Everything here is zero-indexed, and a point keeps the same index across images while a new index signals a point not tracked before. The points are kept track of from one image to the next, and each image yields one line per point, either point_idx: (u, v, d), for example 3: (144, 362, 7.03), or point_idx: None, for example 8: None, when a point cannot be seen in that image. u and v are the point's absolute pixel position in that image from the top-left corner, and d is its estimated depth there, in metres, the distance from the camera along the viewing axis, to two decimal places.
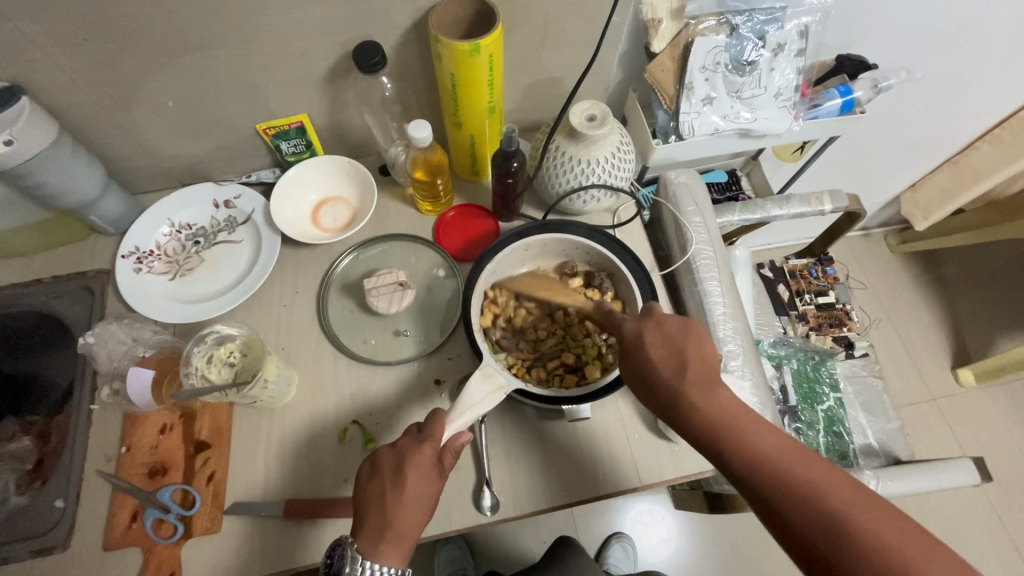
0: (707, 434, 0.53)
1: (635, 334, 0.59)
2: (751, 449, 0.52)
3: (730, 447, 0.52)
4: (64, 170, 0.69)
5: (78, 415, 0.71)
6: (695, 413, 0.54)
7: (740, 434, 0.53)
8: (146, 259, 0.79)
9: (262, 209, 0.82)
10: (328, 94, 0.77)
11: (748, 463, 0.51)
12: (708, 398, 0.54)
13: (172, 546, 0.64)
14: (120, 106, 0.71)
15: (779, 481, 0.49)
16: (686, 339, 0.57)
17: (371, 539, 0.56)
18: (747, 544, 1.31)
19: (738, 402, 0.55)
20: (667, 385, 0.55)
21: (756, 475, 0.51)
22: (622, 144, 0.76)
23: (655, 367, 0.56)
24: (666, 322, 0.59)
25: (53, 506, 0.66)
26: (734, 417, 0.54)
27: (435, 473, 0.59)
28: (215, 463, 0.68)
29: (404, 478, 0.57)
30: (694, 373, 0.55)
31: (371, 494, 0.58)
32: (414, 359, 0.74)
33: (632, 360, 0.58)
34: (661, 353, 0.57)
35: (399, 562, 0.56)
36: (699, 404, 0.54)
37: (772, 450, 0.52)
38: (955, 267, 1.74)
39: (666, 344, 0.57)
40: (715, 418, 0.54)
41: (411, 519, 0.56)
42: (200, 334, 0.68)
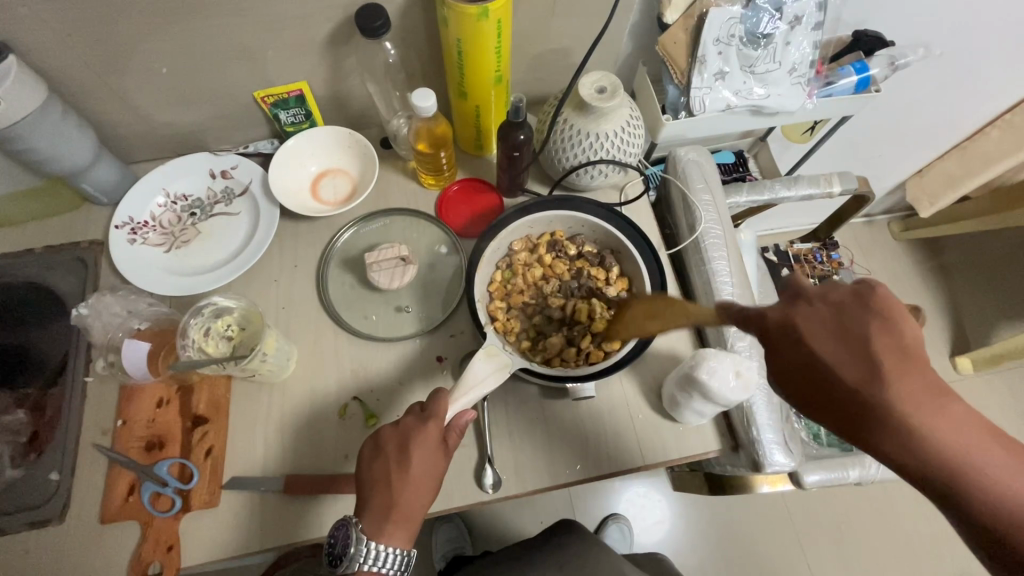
0: (932, 459, 0.41)
1: (782, 328, 0.45)
2: (985, 476, 0.41)
3: (962, 471, 0.41)
4: (55, 135, 0.66)
5: (73, 388, 0.70)
6: (921, 432, 0.42)
7: (976, 453, 0.42)
8: (140, 230, 0.77)
9: (260, 180, 0.80)
10: (328, 61, 0.74)
11: (984, 491, 0.41)
12: (929, 412, 0.42)
13: (170, 520, 0.63)
14: (112, 69, 0.69)
15: (1010, 505, 0.41)
16: (893, 337, 0.43)
17: (375, 520, 0.56)
18: (743, 527, 1.32)
19: (965, 413, 0.42)
20: (858, 396, 0.42)
21: (982, 499, 0.41)
22: (633, 118, 0.74)
23: (840, 375, 0.43)
24: (831, 307, 0.45)
25: (48, 478, 0.65)
26: (953, 434, 0.42)
27: (441, 454, 0.58)
28: (213, 438, 0.67)
29: (409, 459, 0.56)
30: (905, 382, 0.42)
31: (375, 476, 0.57)
32: (416, 335, 0.73)
33: (787, 363, 0.45)
34: (845, 353, 0.43)
35: (404, 542, 0.56)
36: (921, 418, 0.42)
37: (1007, 474, 0.41)
38: (957, 255, 1.74)
39: (841, 338, 0.43)
40: (940, 441, 0.41)
41: (416, 501, 0.56)
42: (197, 306, 0.67)
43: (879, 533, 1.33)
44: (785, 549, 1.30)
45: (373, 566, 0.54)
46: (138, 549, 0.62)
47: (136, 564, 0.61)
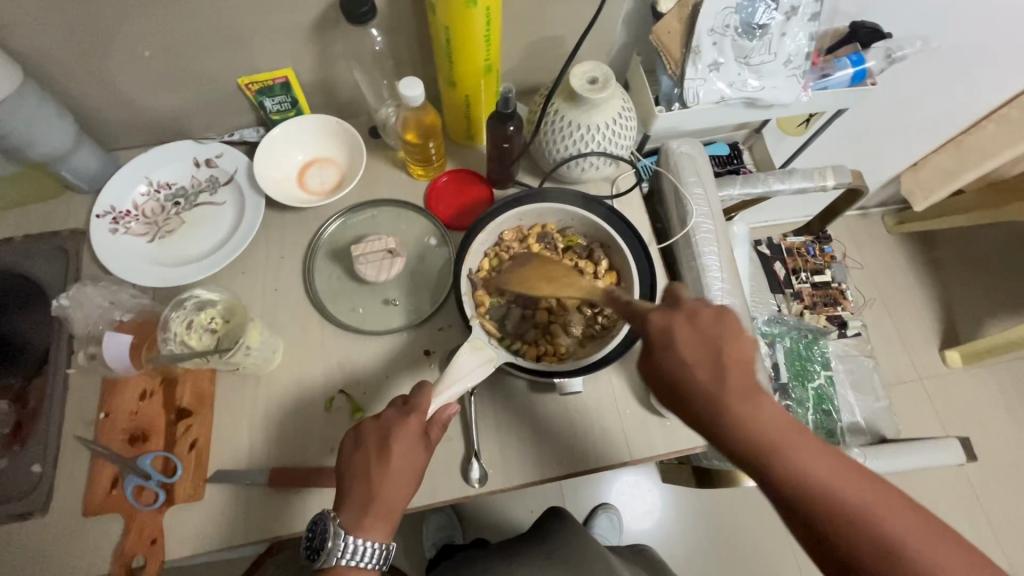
0: (764, 455, 0.46)
1: (662, 332, 0.48)
2: (806, 473, 0.45)
3: (779, 466, 0.46)
4: (31, 121, 0.65)
5: (55, 379, 0.69)
6: (747, 431, 0.46)
7: (796, 454, 0.46)
8: (123, 219, 0.76)
9: (245, 169, 0.78)
10: (314, 47, 0.72)
11: (799, 485, 0.45)
12: (754, 410, 0.46)
13: (154, 513, 0.62)
14: (90, 53, 0.67)
15: (822, 497, 0.45)
16: (731, 343, 0.46)
17: (355, 514, 0.55)
18: (731, 517, 1.33)
19: (783, 414, 0.47)
20: (706, 397, 0.46)
21: (800, 491, 0.45)
22: (624, 110, 0.72)
23: (699, 376, 0.46)
24: (695, 317, 0.48)
25: (30, 471, 0.65)
26: (779, 434, 0.46)
27: (422, 448, 0.58)
28: (196, 431, 0.66)
29: (389, 453, 0.56)
30: (738, 382, 0.46)
31: (355, 470, 0.56)
32: (403, 329, 0.72)
33: (661, 365, 0.48)
34: (698, 354, 0.47)
35: (384, 536, 0.56)
36: (751, 420, 0.46)
37: (826, 470, 0.45)
38: (949, 249, 1.74)
39: (701, 345, 0.47)
40: (766, 439, 0.46)
41: (396, 495, 0.56)
42: (177, 300, 0.66)
43: None
44: (771, 539, 1.32)
45: (351, 561, 0.53)
46: (121, 541, 0.62)
47: (119, 556, 0.61)
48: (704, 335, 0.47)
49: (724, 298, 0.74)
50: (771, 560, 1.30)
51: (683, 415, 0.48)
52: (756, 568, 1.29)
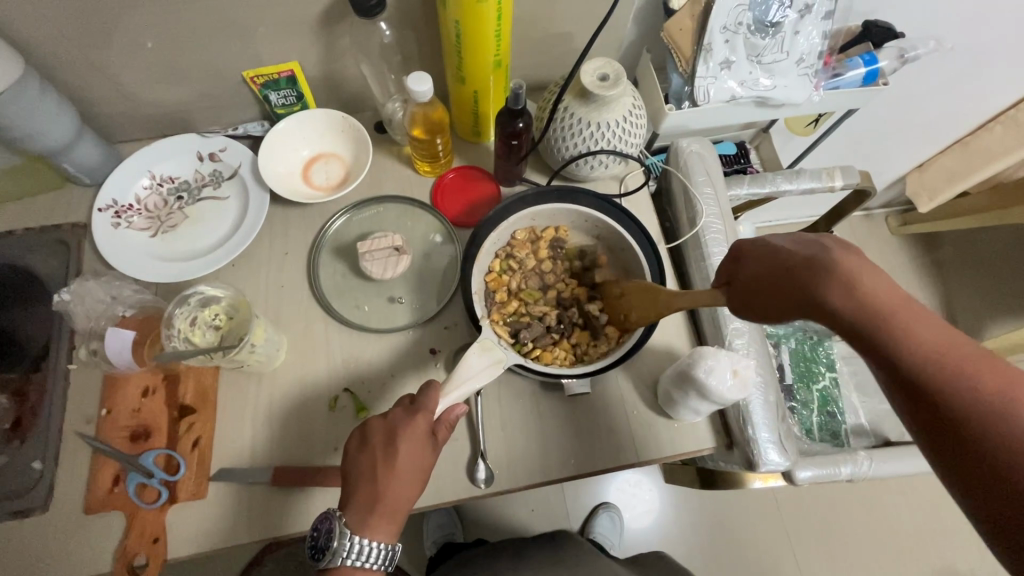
0: (861, 321, 0.46)
1: (759, 245, 0.53)
2: (913, 346, 0.44)
3: (883, 335, 0.45)
4: (34, 113, 0.64)
5: (56, 375, 0.68)
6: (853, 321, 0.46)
7: (906, 320, 0.45)
8: (125, 213, 0.75)
9: (250, 163, 0.77)
10: (321, 40, 0.71)
11: (910, 354, 0.44)
12: (871, 302, 0.46)
13: (156, 511, 0.62)
14: (93, 43, 0.66)
15: (963, 393, 0.41)
16: (838, 245, 0.50)
17: (360, 514, 0.55)
18: (732, 517, 1.33)
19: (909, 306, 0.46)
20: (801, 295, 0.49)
21: (911, 360, 0.44)
22: (635, 107, 0.71)
23: (795, 267, 0.49)
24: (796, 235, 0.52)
25: (30, 468, 0.64)
26: (890, 297, 0.46)
27: (428, 448, 0.57)
28: (199, 429, 0.65)
29: (395, 453, 0.55)
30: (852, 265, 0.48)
31: (360, 469, 0.56)
32: (408, 327, 0.71)
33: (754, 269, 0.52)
34: (805, 252, 0.50)
35: (389, 537, 0.55)
36: (855, 292, 0.46)
37: (936, 344, 0.43)
38: (953, 251, 1.73)
39: (803, 246, 0.51)
40: (877, 300, 0.46)
41: (402, 495, 0.55)
42: (182, 296, 0.64)
43: (864, 524, 1.35)
44: (771, 539, 1.32)
45: (357, 561, 0.52)
46: (123, 539, 0.61)
47: (121, 554, 0.60)
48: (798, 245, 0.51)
49: None
50: (772, 560, 1.30)
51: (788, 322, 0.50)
52: (756, 568, 1.29)
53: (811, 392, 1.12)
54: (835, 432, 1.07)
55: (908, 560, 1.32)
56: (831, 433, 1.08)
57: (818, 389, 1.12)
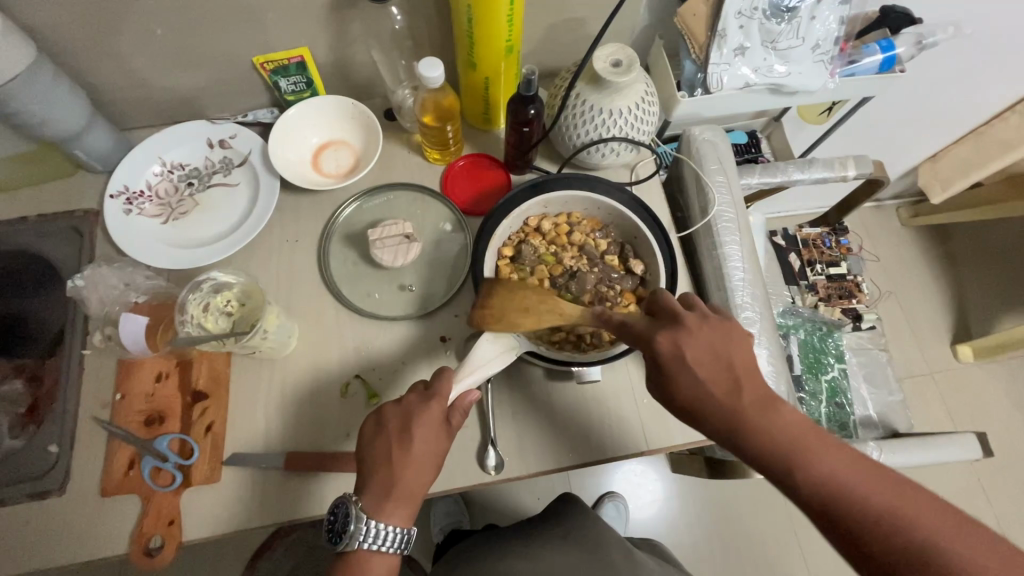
0: (785, 465, 0.47)
1: (671, 352, 0.50)
2: (825, 478, 0.46)
3: (805, 470, 0.46)
4: (46, 99, 0.64)
5: (70, 360, 0.68)
6: (753, 435, 0.48)
7: (818, 453, 0.47)
8: (136, 200, 0.75)
9: (260, 150, 0.77)
10: (331, 26, 0.71)
11: (823, 489, 0.45)
12: (771, 421, 0.48)
13: (170, 494, 0.62)
14: (103, 29, 0.65)
15: (855, 509, 0.44)
16: (738, 352, 0.51)
17: (377, 499, 0.55)
18: (738, 507, 1.33)
19: (803, 418, 0.48)
20: (727, 410, 0.49)
21: (835, 506, 0.45)
22: (648, 95, 0.71)
23: (699, 385, 0.50)
24: (702, 330, 0.51)
25: (47, 451, 0.65)
26: (800, 432, 0.47)
27: (443, 435, 0.57)
28: (212, 414, 0.66)
29: (411, 439, 0.56)
30: (750, 393, 0.49)
31: (376, 454, 0.56)
32: (419, 315, 0.72)
33: (671, 379, 0.50)
34: (710, 370, 0.50)
35: (405, 521, 0.56)
36: (765, 424, 0.48)
37: (846, 469, 0.45)
38: (964, 242, 1.72)
39: (710, 357, 0.50)
40: (787, 435, 0.47)
41: (417, 480, 0.56)
42: (196, 281, 0.64)
43: None
44: (776, 529, 1.32)
45: (374, 545, 0.53)
46: (138, 521, 0.62)
47: (136, 537, 0.61)
48: (711, 348, 0.51)
49: (744, 289, 0.73)
50: (778, 550, 1.31)
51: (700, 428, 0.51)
52: (761, 559, 1.30)
53: (820, 383, 1.11)
54: (844, 423, 1.07)
55: None
56: (839, 424, 1.08)
57: (828, 379, 1.11)
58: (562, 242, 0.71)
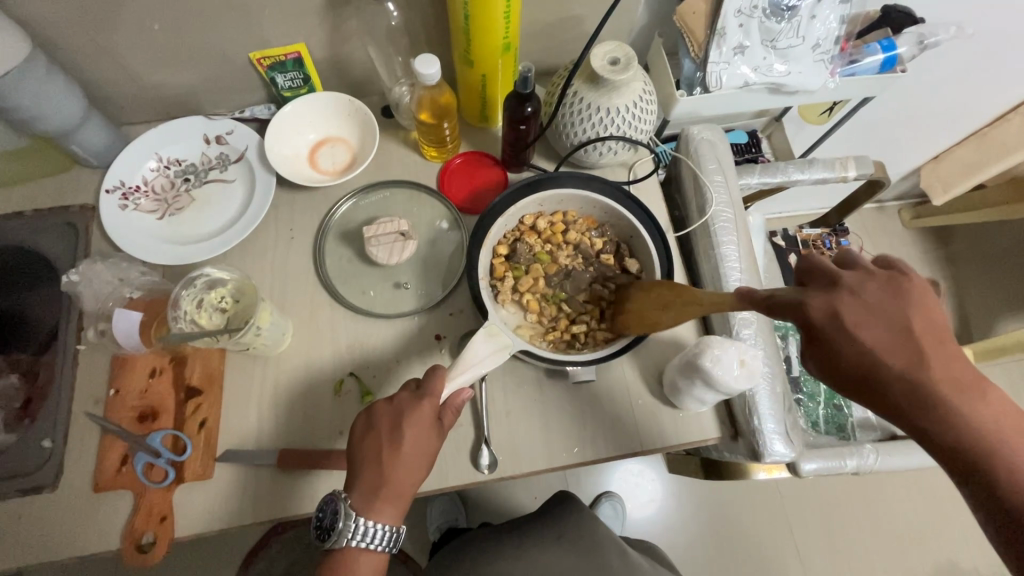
0: (974, 454, 0.41)
1: (828, 318, 0.46)
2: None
3: (1000, 463, 0.40)
4: (41, 94, 0.63)
5: (65, 355, 0.68)
6: (944, 415, 0.42)
7: (1022, 446, 0.41)
8: (132, 195, 0.75)
9: (256, 147, 0.77)
10: (327, 23, 0.70)
11: (1021, 492, 0.39)
12: (966, 402, 0.42)
13: (163, 490, 0.62)
14: (98, 24, 0.65)
15: None
16: (924, 322, 0.45)
17: (366, 497, 0.55)
18: (735, 507, 1.33)
19: (1004, 404, 0.42)
20: (906, 382, 0.43)
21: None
22: (646, 93, 0.70)
23: (876, 357, 0.44)
24: (870, 298, 0.46)
25: (40, 446, 0.65)
26: (999, 422, 0.41)
27: (433, 433, 0.57)
28: (206, 411, 0.66)
29: (401, 438, 0.56)
30: (942, 365, 0.43)
31: (366, 452, 0.56)
32: (414, 313, 0.71)
33: (839, 349, 0.45)
34: (887, 336, 0.44)
35: (393, 519, 0.55)
36: (959, 404, 0.42)
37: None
38: (965, 244, 1.71)
39: (885, 327, 0.45)
40: (977, 421, 0.41)
41: (407, 478, 0.56)
42: (189, 277, 0.65)
43: (869, 518, 1.34)
44: (773, 530, 1.32)
45: (361, 542, 0.53)
46: (131, 516, 0.62)
47: (129, 532, 0.61)
48: (881, 316, 0.45)
49: None
50: (774, 551, 1.31)
51: (864, 400, 0.46)
52: (756, 560, 1.30)
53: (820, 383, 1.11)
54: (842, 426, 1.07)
55: (913, 556, 1.31)
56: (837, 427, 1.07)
57: None
58: (558, 241, 0.71)
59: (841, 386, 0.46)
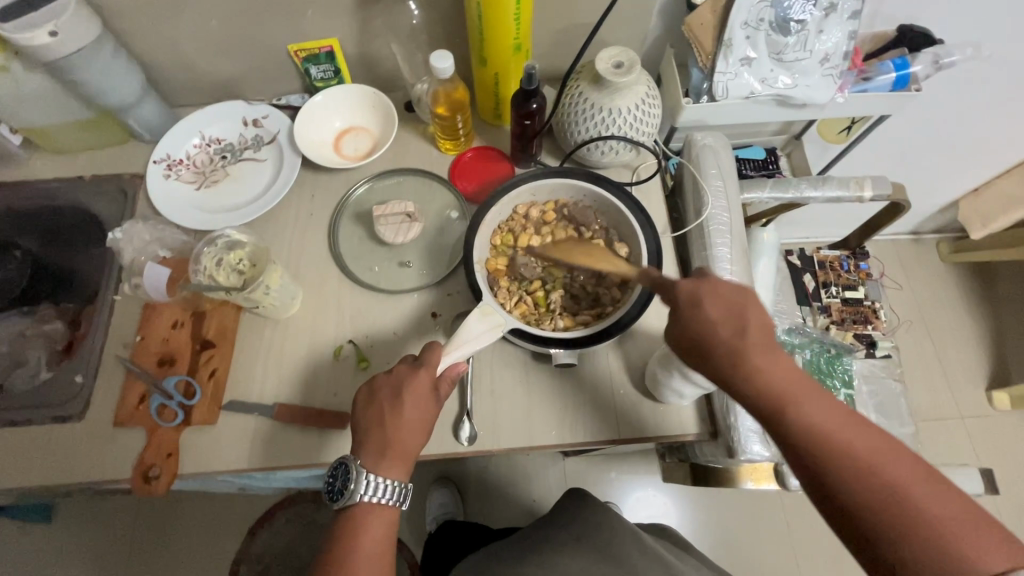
0: (768, 405, 0.49)
1: (685, 291, 0.50)
2: (808, 423, 0.48)
3: (787, 415, 0.48)
4: (106, 71, 0.72)
5: (103, 303, 0.76)
6: (755, 377, 0.49)
7: (805, 401, 0.48)
8: (175, 167, 0.83)
9: (288, 131, 0.84)
10: (358, 20, 0.77)
11: (808, 437, 0.47)
12: (765, 363, 0.49)
13: (172, 430, 0.68)
14: (159, 14, 0.74)
15: (838, 455, 0.46)
16: (754, 307, 0.51)
17: (374, 457, 0.59)
18: (736, 531, 1.30)
19: (795, 370, 0.50)
20: (726, 347, 0.49)
21: (809, 443, 0.47)
22: (649, 97, 0.74)
23: (711, 326, 0.50)
24: (716, 279, 0.51)
25: (73, 381, 0.72)
26: (792, 386, 0.49)
27: (431, 401, 0.61)
28: (217, 362, 0.72)
29: (402, 403, 0.60)
30: (755, 336, 0.49)
31: (370, 417, 0.60)
32: (415, 291, 0.76)
33: (679, 319, 0.51)
34: (721, 310, 0.50)
35: (401, 476, 0.59)
36: (765, 365, 0.49)
37: (829, 418, 0.48)
38: (1008, 284, 1.63)
39: (724, 302, 0.50)
40: (777, 383, 0.49)
41: (410, 438, 0.59)
42: (212, 237, 0.72)
43: None
44: (776, 561, 1.27)
45: (372, 496, 0.57)
46: (142, 450, 0.68)
47: (138, 465, 0.67)
48: (725, 298, 0.51)
49: None
50: None
51: (703, 363, 0.51)
52: None
53: None
54: None
55: None
56: None
57: None
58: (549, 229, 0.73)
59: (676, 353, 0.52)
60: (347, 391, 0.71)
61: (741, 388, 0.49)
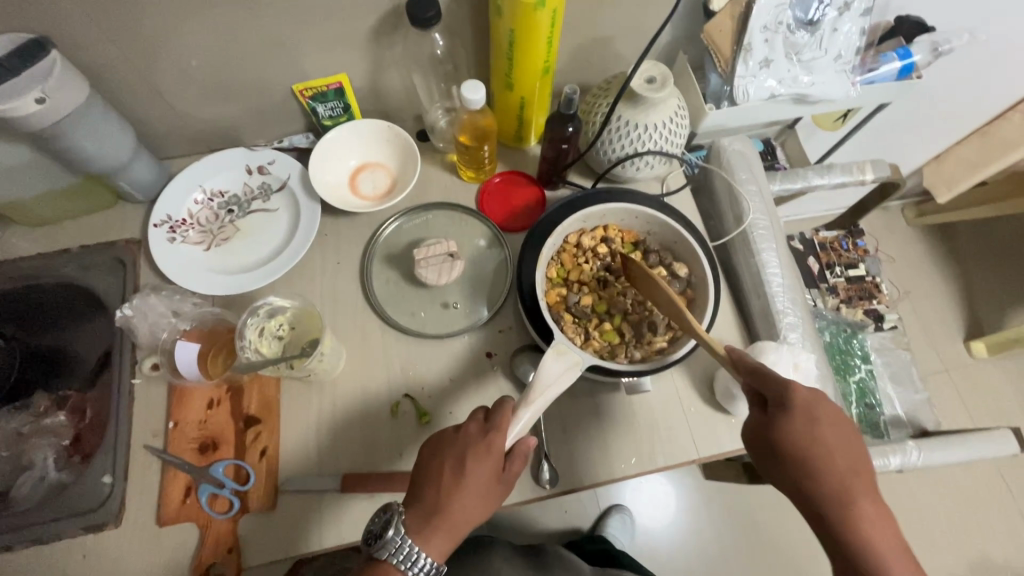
0: (849, 537, 0.49)
1: (805, 409, 0.52)
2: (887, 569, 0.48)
3: (871, 555, 0.48)
4: (95, 133, 0.65)
5: (120, 389, 0.69)
6: (846, 511, 0.50)
7: (893, 555, 0.48)
8: (179, 228, 0.76)
9: (299, 175, 0.78)
10: (370, 53, 0.72)
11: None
12: (861, 501, 0.50)
13: (228, 521, 0.63)
14: (149, 64, 0.67)
15: None
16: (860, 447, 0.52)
17: (419, 521, 0.55)
18: (766, 513, 1.33)
19: (889, 519, 0.50)
20: (818, 470, 0.50)
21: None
22: (681, 109, 0.73)
23: (812, 448, 0.51)
24: (833, 413, 0.52)
25: (101, 482, 0.65)
26: (881, 533, 0.49)
27: (492, 471, 0.56)
28: (266, 439, 0.66)
29: (462, 469, 0.55)
30: (864, 478, 0.51)
31: (431, 479, 0.56)
32: (465, 332, 0.73)
33: (789, 432, 0.51)
34: (836, 440, 0.51)
35: (439, 554, 0.54)
36: (865, 508, 0.50)
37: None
38: (969, 239, 1.75)
39: (836, 435, 0.51)
40: (866, 525, 0.49)
41: (462, 511, 0.55)
42: (253, 306, 0.65)
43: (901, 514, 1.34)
44: (807, 535, 1.32)
45: (402, 564, 0.52)
46: (197, 549, 0.62)
47: (196, 566, 0.61)
48: (836, 433, 0.52)
49: (784, 294, 0.73)
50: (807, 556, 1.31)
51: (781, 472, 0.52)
52: (791, 566, 1.29)
53: (849, 384, 1.12)
54: (875, 424, 1.08)
55: (946, 550, 1.31)
56: (870, 424, 1.08)
57: (856, 380, 1.13)
58: (602, 257, 0.72)
59: (756, 453, 0.55)
60: (413, 450, 0.67)
61: (829, 513, 0.50)
